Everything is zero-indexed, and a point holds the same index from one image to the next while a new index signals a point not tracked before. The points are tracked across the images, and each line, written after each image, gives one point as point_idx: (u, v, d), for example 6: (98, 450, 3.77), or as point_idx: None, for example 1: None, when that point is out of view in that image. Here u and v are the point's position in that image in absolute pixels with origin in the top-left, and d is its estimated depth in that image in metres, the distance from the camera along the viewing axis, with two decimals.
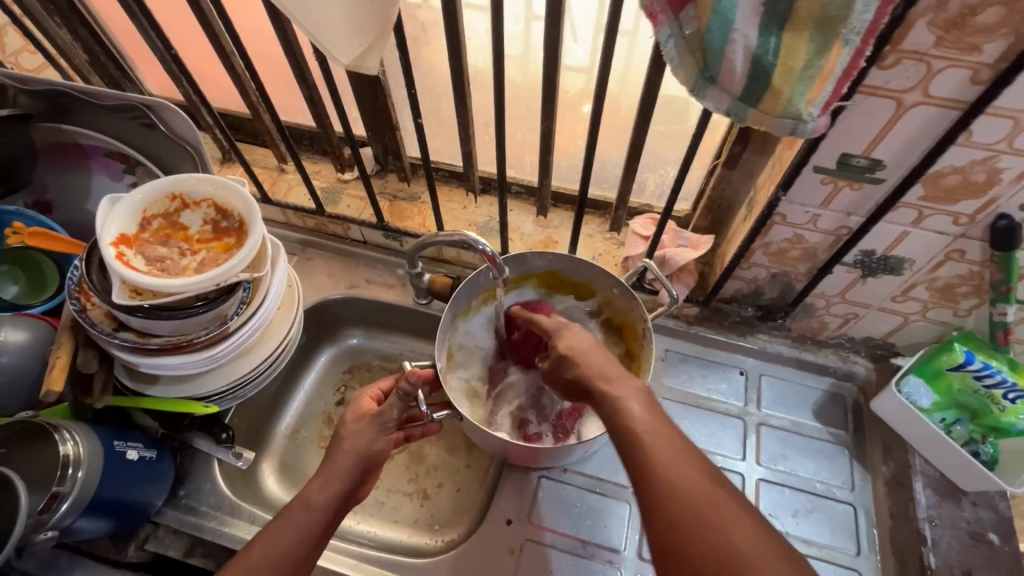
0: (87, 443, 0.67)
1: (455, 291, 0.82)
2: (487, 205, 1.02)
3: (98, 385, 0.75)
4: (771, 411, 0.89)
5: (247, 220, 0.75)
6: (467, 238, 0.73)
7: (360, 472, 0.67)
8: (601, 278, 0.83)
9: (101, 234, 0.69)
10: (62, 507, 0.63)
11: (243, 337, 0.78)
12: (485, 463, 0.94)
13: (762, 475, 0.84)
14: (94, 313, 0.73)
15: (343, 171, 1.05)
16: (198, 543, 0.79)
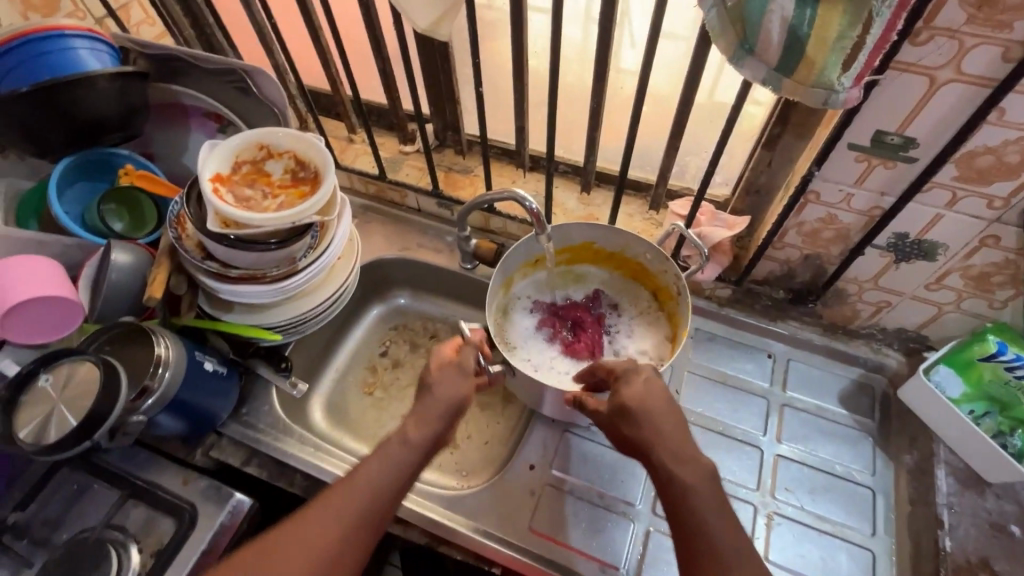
0: (175, 349, 0.77)
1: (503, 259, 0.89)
2: (534, 181, 1.08)
3: (185, 304, 0.86)
4: (796, 393, 0.91)
5: (322, 171, 0.85)
6: (518, 196, 0.80)
7: (449, 416, 0.71)
8: (634, 245, 0.89)
9: (201, 172, 0.80)
10: (149, 401, 0.73)
11: (309, 276, 0.87)
12: (512, 419, 1.02)
13: (782, 452, 0.86)
14: (188, 242, 0.84)
15: (405, 143, 1.14)
16: (254, 454, 0.88)
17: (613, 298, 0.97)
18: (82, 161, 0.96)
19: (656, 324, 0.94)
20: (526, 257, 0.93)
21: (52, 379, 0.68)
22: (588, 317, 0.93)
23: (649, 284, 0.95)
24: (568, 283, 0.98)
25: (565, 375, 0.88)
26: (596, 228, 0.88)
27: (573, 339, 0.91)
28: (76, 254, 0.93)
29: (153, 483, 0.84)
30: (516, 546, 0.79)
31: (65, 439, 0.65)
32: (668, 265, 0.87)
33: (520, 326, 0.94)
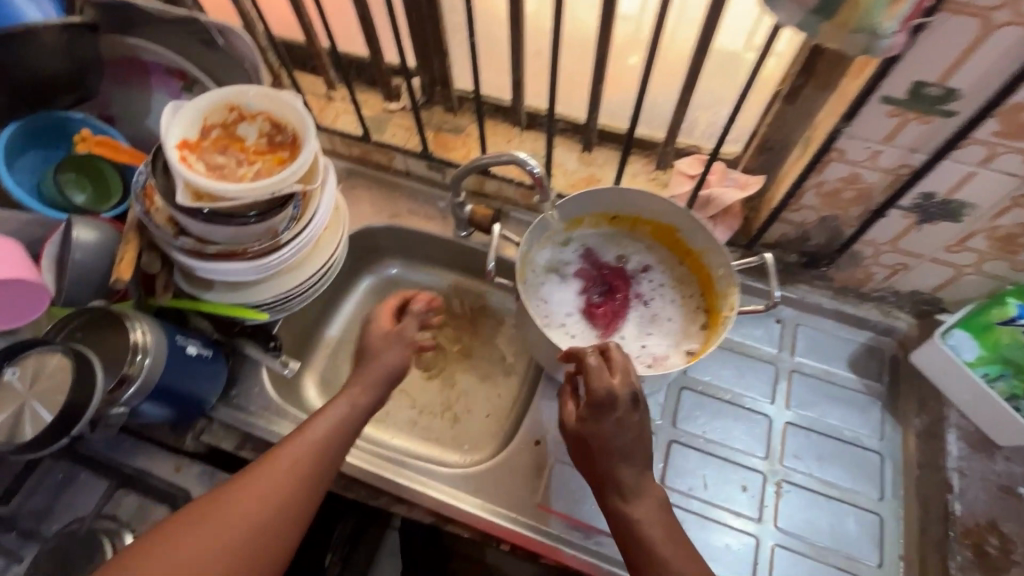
0: (153, 333, 0.71)
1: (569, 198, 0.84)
2: (531, 140, 1.01)
3: (160, 284, 0.81)
4: (804, 358, 0.89)
5: (301, 134, 0.77)
6: (517, 158, 0.74)
7: (387, 386, 0.76)
8: (718, 254, 0.81)
9: (166, 137, 0.72)
10: (130, 390, 0.68)
11: (294, 251, 0.81)
12: (514, 390, 1.00)
13: (790, 419, 0.84)
14: (158, 217, 0.77)
15: (390, 100, 1.06)
16: (247, 439, 0.84)
17: (666, 291, 0.89)
18: (32, 127, 0.87)
19: (693, 338, 0.83)
20: (598, 206, 0.87)
21: (18, 372, 0.63)
22: (626, 288, 0.88)
23: (706, 302, 0.86)
24: (628, 247, 0.92)
25: (571, 332, 0.84)
26: (682, 213, 0.82)
27: (603, 304, 0.86)
28: (36, 229, 0.86)
29: (144, 470, 0.81)
30: (519, 520, 0.78)
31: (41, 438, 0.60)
32: (732, 275, 0.78)
33: (563, 270, 0.89)
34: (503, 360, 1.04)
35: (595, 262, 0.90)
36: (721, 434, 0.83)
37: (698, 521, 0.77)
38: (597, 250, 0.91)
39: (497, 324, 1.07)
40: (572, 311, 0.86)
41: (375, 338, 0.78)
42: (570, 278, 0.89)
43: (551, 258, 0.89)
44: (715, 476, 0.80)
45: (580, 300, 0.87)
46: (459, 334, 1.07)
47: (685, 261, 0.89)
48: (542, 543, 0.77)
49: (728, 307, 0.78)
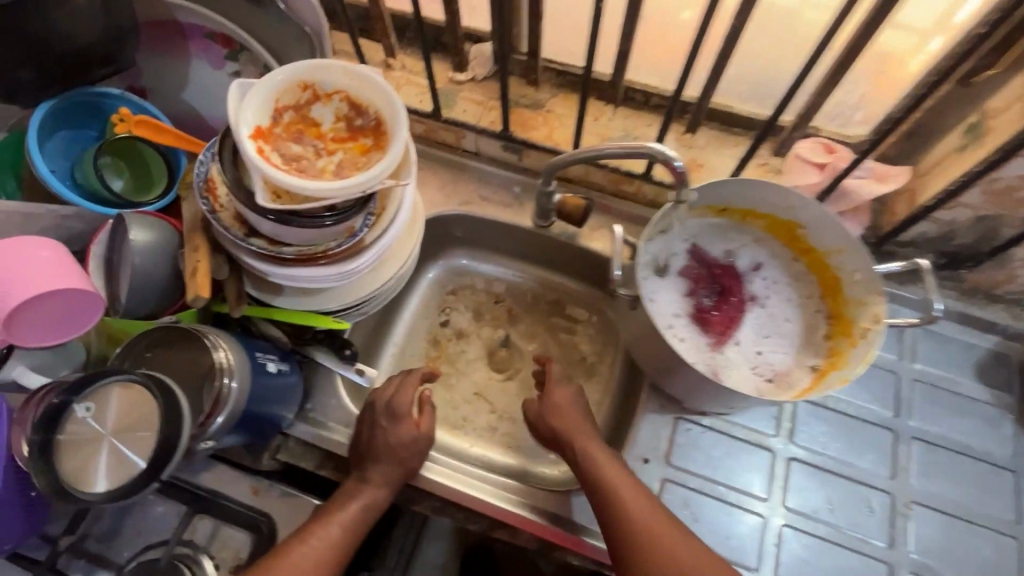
0: (235, 353, 0.63)
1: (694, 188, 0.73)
2: (622, 119, 0.90)
3: (232, 294, 0.69)
4: (925, 366, 0.82)
5: (388, 119, 0.66)
6: (648, 150, 0.63)
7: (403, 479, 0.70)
8: (857, 257, 0.71)
9: (236, 124, 0.61)
10: (219, 420, 0.60)
11: (377, 253, 0.72)
12: (599, 395, 0.92)
13: (914, 434, 0.78)
14: (224, 216, 0.66)
15: (459, 70, 0.94)
16: (328, 458, 0.77)
17: (781, 295, 0.80)
18: (62, 106, 0.76)
19: (817, 351, 0.75)
20: (715, 194, 0.76)
21: (93, 407, 0.54)
22: (738, 289, 0.79)
23: (829, 304, 0.77)
24: (740, 243, 0.82)
25: (684, 341, 0.75)
26: (817, 208, 0.72)
27: (715, 307, 0.77)
28: (75, 224, 0.76)
29: (220, 492, 0.74)
30: (522, 503, 0.74)
31: (128, 484, 0.52)
32: (876, 280, 0.70)
33: (671, 265, 0.79)
34: (584, 360, 0.96)
35: (704, 258, 0.80)
36: (843, 452, 0.76)
37: (762, 545, 0.72)
38: (704, 244, 0.81)
39: (574, 320, 0.98)
40: (681, 314, 0.76)
41: (402, 430, 0.70)
42: (678, 274, 0.79)
43: (656, 253, 0.78)
44: (840, 498, 0.74)
45: (690, 301, 0.77)
46: (535, 332, 0.98)
47: (802, 259, 0.80)
48: (551, 529, 0.72)
49: (871, 319, 0.70)
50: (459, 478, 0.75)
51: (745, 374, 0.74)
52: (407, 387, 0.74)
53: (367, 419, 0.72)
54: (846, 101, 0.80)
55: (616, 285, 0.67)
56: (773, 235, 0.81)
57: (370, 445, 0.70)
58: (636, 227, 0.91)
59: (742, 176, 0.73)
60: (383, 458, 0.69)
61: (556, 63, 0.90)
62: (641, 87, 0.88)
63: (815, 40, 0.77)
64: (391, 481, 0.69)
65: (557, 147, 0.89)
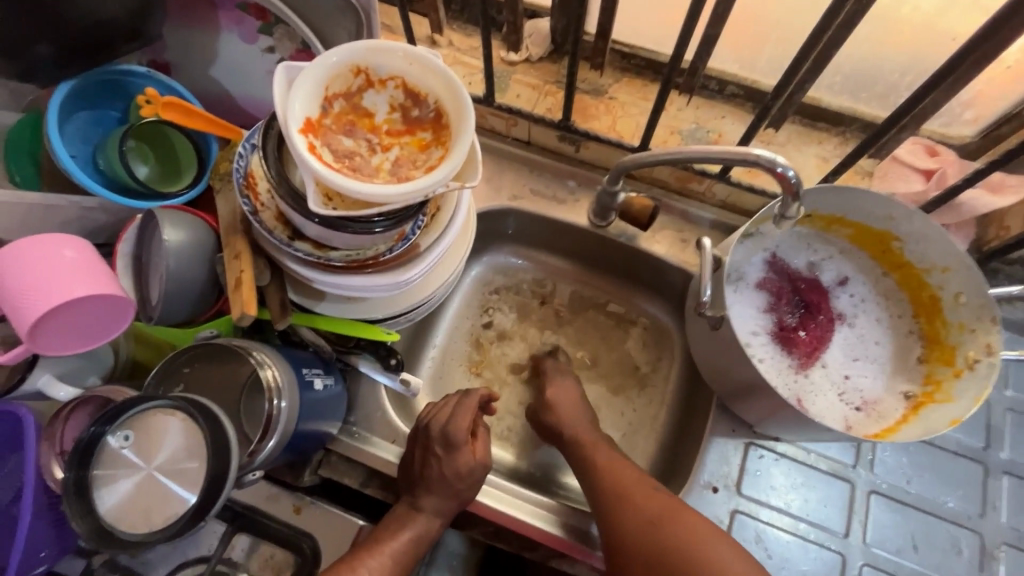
0: (282, 369, 0.57)
1: None
2: (693, 110, 0.82)
3: (275, 303, 0.62)
4: (1021, 395, 0.75)
5: (450, 111, 0.58)
6: (753, 156, 0.54)
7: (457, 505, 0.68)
8: (966, 277, 0.64)
9: (283, 117, 0.53)
10: (269, 445, 0.54)
11: (432, 259, 0.65)
12: (654, 408, 0.86)
13: (1006, 469, 0.72)
14: (266, 216, 0.60)
15: (513, 50, 0.86)
16: (373, 474, 0.73)
17: (869, 313, 0.73)
18: (84, 84, 0.69)
19: (909, 378, 0.69)
20: (808, 201, 0.69)
21: (132, 437, 0.49)
22: (825, 307, 0.72)
23: (924, 326, 0.71)
24: (825, 254, 0.75)
25: (765, 363, 0.69)
26: (926, 222, 0.64)
27: (798, 325, 0.71)
28: (99, 216, 0.69)
29: (260, 509, 0.69)
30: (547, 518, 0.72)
31: (175, 525, 0.46)
32: (990, 305, 0.62)
33: (750, 278, 0.72)
34: (637, 370, 0.89)
35: (786, 270, 0.73)
36: (927, 485, 0.71)
37: None
38: (786, 255, 0.74)
39: (626, 324, 0.92)
40: (761, 332, 0.70)
41: (460, 460, 0.67)
42: (757, 288, 0.72)
43: (738, 265, 0.72)
44: (924, 536, 0.69)
45: (771, 318, 0.71)
46: (584, 337, 0.91)
47: (893, 275, 0.73)
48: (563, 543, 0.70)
49: (982, 349, 0.63)
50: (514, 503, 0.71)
51: (830, 401, 0.68)
52: (465, 411, 0.70)
53: (422, 443, 0.68)
54: (958, 98, 0.71)
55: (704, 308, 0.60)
56: (863, 246, 0.74)
57: (424, 474, 0.66)
58: (702, 229, 0.84)
59: (842, 183, 0.66)
60: (438, 488, 0.66)
61: (622, 44, 0.83)
62: (717, 75, 0.80)
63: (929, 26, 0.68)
64: (442, 511, 0.67)
65: (621, 140, 0.81)
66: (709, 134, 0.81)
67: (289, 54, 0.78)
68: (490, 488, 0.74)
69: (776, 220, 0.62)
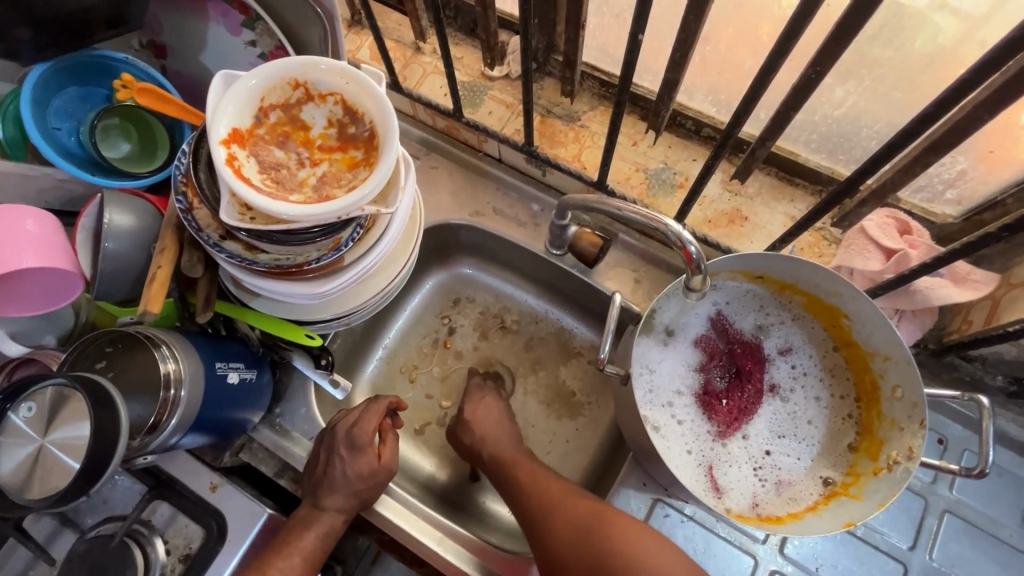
0: (188, 360, 0.61)
1: (722, 257, 0.62)
2: (663, 148, 0.79)
3: (201, 296, 0.65)
4: (964, 497, 0.70)
5: (381, 132, 0.59)
6: (664, 226, 0.53)
7: (357, 506, 0.69)
8: (905, 371, 0.60)
9: (212, 126, 0.55)
10: (171, 424, 0.59)
11: (359, 272, 0.66)
12: (588, 442, 0.86)
13: (930, 571, 0.68)
14: (201, 215, 0.62)
15: (492, 66, 0.85)
16: (289, 466, 0.77)
17: (808, 390, 0.68)
18: (68, 61, 0.73)
19: (835, 465, 0.65)
20: (753, 262, 0.65)
21: (34, 408, 0.52)
22: (757, 375, 0.69)
23: (861, 413, 0.66)
24: (773, 320, 0.70)
25: (682, 425, 0.66)
26: (869, 307, 0.60)
27: (724, 391, 0.68)
28: (74, 187, 0.74)
29: (180, 481, 0.74)
30: (469, 557, 0.71)
31: (50, 499, 0.51)
32: (921, 407, 0.58)
33: (683, 334, 0.69)
34: (571, 397, 0.89)
35: (724, 331, 0.70)
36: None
37: None
38: (731, 314, 0.70)
39: (572, 354, 0.91)
40: (683, 392, 0.67)
41: (362, 463, 0.68)
42: (690, 344, 0.69)
43: (675, 318, 0.68)
44: None
45: (698, 379, 0.68)
46: (529, 360, 0.91)
47: (840, 353, 0.68)
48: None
49: (903, 452, 0.59)
50: (422, 526, 0.72)
51: (744, 475, 0.65)
52: (372, 414, 0.72)
53: (327, 444, 0.70)
54: (939, 174, 0.65)
55: (603, 364, 0.59)
56: (814, 316, 0.69)
57: (326, 474, 0.68)
58: (657, 271, 0.81)
59: (786, 254, 0.62)
60: (340, 488, 0.68)
61: (601, 72, 0.80)
62: (693, 115, 0.76)
63: (915, 96, 0.63)
64: (345, 509, 0.68)
65: (582, 170, 0.79)
66: (675, 177, 0.78)
67: (269, 50, 0.80)
68: (398, 504, 0.73)
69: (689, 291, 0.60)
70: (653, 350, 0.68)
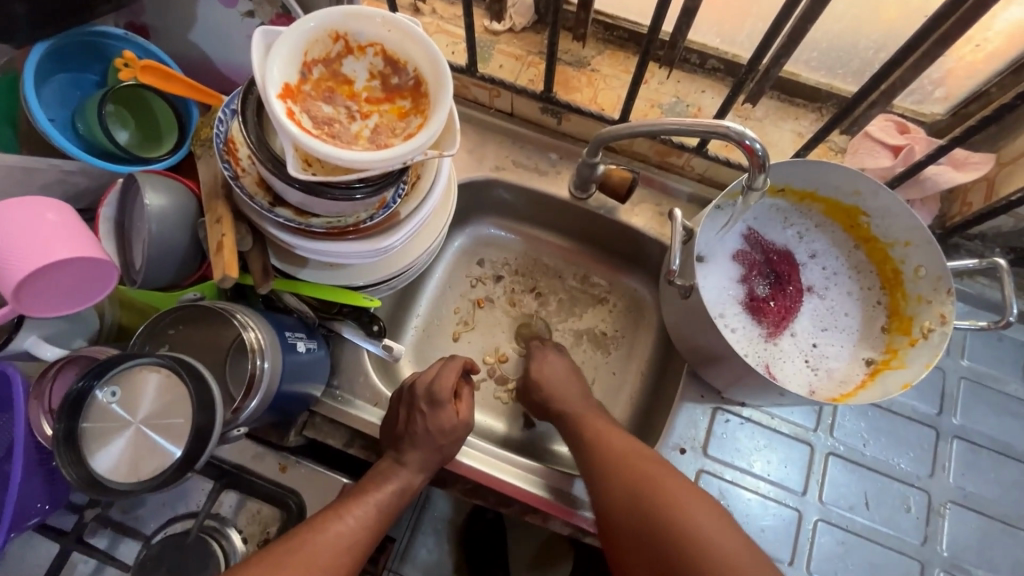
0: (266, 332, 0.60)
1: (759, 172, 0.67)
2: (674, 84, 0.83)
3: (258, 267, 0.63)
4: (975, 364, 0.79)
5: (429, 78, 0.59)
6: (723, 129, 0.57)
7: (439, 460, 0.70)
8: (926, 251, 0.67)
9: (262, 82, 0.54)
10: (253, 404, 0.57)
11: (413, 227, 0.66)
12: (634, 372, 0.89)
13: (957, 432, 0.76)
14: (247, 182, 0.60)
15: (496, 19, 0.86)
16: (356, 436, 0.77)
17: (840, 286, 0.75)
18: (60, 43, 0.67)
19: (873, 346, 0.72)
20: (782, 173, 0.70)
21: (118, 393, 0.50)
22: (794, 277, 0.75)
23: (888, 298, 0.73)
24: (801, 228, 0.76)
25: (735, 332, 0.71)
26: (889, 197, 0.66)
27: (769, 296, 0.73)
28: (81, 179, 0.69)
29: (248, 467, 0.72)
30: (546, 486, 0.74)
31: (136, 487, 0.49)
32: (946, 278, 0.66)
33: (723, 251, 0.74)
34: (606, 333, 0.92)
35: (759, 243, 0.75)
36: (883, 448, 0.75)
37: (797, 540, 0.71)
38: (762, 228, 0.75)
39: (603, 296, 0.94)
40: (733, 303, 0.72)
41: (442, 417, 0.69)
42: (731, 260, 0.74)
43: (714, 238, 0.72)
44: (875, 495, 0.73)
45: (745, 290, 0.73)
46: (562, 306, 0.94)
47: (864, 249, 0.75)
48: (566, 509, 0.72)
49: (936, 319, 0.67)
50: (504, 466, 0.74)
51: (799, 367, 0.71)
52: (448, 373, 0.73)
53: (406, 401, 0.71)
54: (929, 76, 0.73)
55: (672, 276, 0.62)
56: (834, 219, 0.75)
57: (408, 429, 0.68)
58: (679, 202, 0.86)
59: (813, 159, 0.67)
60: (422, 443, 0.68)
61: (606, 15, 0.83)
62: (698, 48, 0.81)
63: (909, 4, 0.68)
64: (427, 464, 0.69)
65: (602, 112, 0.82)
66: (689, 109, 0.82)
67: (269, 19, 0.76)
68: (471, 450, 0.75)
69: (743, 193, 0.64)
70: (700, 269, 0.72)
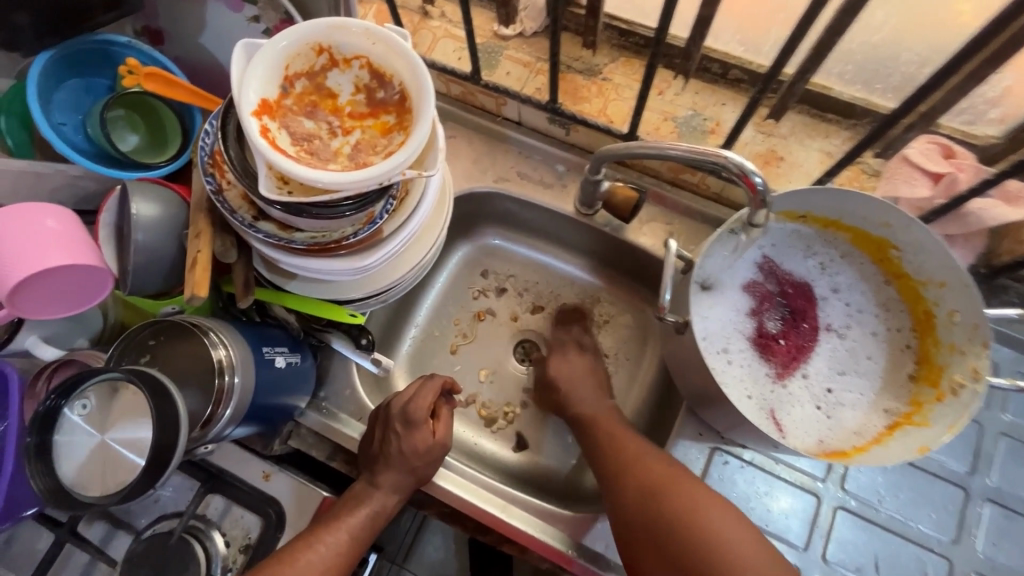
0: (238, 349, 0.60)
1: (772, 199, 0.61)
2: (692, 95, 0.77)
3: (240, 280, 0.64)
4: (1018, 420, 0.70)
5: (413, 93, 0.56)
6: (722, 158, 0.53)
7: (416, 482, 0.69)
8: (962, 296, 0.59)
9: (241, 99, 0.53)
10: (226, 414, 0.58)
11: (399, 244, 0.64)
12: (634, 401, 0.85)
13: (989, 495, 0.68)
14: (231, 195, 0.60)
15: (506, 24, 0.82)
16: (340, 449, 0.78)
17: (864, 325, 0.68)
18: (71, 49, 0.69)
19: (898, 396, 0.65)
20: (800, 200, 0.63)
21: (88, 406, 0.52)
22: (810, 313, 0.68)
23: (918, 342, 0.66)
24: (823, 259, 0.69)
25: (740, 370, 0.65)
26: (921, 233, 0.59)
27: (780, 333, 0.67)
28: (87, 184, 0.71)
29: (231, 472, 0.73)
30: (529, 520, 0.71)
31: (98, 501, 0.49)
32: (984, 328, 0.58)
33: (732, 280, 0.68)
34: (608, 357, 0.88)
35: (773, 274, 0.69)
36: (900, 506, 0.68)
37: None
38: (778, 257, 0.69)
39: (608, 317, 0.90)
40: (738, 338, 0.66)
41: (417, 438, 0.68)
42: (741, 291, 0.68)
43: (722, 266, 0.66)
44: (887, 558, 0.67)
45: (754, 324, 0.67)
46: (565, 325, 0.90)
47: (894, 285, 0.67)
48: (558, 551, 0.69)
49: (967, 374, 0.59)
50: (485, 496, 0.72)
51: (809, 412, 0.65)
52: (426, 393, 0.71)
53: (382, 421, 0.70)
54: (983, 94, 0.64)
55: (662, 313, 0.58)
56: (863, 250, 0.68)
57: (383, 450, 0.67)
58: (691, 222, 0.80)
59: (835, 186, 0.60)
60: (396, 464, 0.67)
61: (621, 21, 0.78)
62: (719, 57, 0.74)
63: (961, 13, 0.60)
64: (401, 485, 0.68)
65: (610, 124, 0.77)
66: (706, 123, 0.76)
67: (274, 25, 0.74)
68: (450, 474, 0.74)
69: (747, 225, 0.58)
70: (703, 300, 0.66)
